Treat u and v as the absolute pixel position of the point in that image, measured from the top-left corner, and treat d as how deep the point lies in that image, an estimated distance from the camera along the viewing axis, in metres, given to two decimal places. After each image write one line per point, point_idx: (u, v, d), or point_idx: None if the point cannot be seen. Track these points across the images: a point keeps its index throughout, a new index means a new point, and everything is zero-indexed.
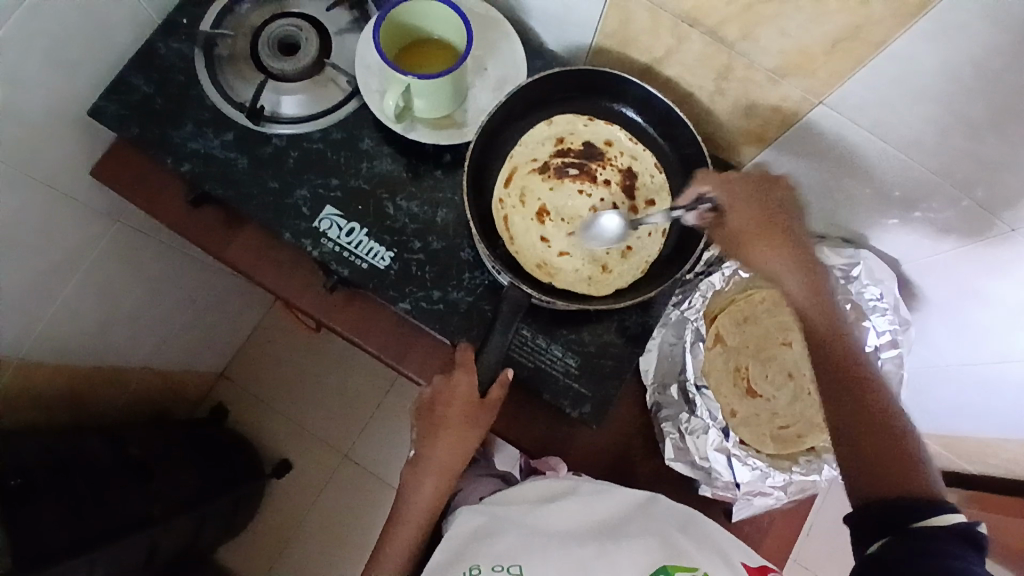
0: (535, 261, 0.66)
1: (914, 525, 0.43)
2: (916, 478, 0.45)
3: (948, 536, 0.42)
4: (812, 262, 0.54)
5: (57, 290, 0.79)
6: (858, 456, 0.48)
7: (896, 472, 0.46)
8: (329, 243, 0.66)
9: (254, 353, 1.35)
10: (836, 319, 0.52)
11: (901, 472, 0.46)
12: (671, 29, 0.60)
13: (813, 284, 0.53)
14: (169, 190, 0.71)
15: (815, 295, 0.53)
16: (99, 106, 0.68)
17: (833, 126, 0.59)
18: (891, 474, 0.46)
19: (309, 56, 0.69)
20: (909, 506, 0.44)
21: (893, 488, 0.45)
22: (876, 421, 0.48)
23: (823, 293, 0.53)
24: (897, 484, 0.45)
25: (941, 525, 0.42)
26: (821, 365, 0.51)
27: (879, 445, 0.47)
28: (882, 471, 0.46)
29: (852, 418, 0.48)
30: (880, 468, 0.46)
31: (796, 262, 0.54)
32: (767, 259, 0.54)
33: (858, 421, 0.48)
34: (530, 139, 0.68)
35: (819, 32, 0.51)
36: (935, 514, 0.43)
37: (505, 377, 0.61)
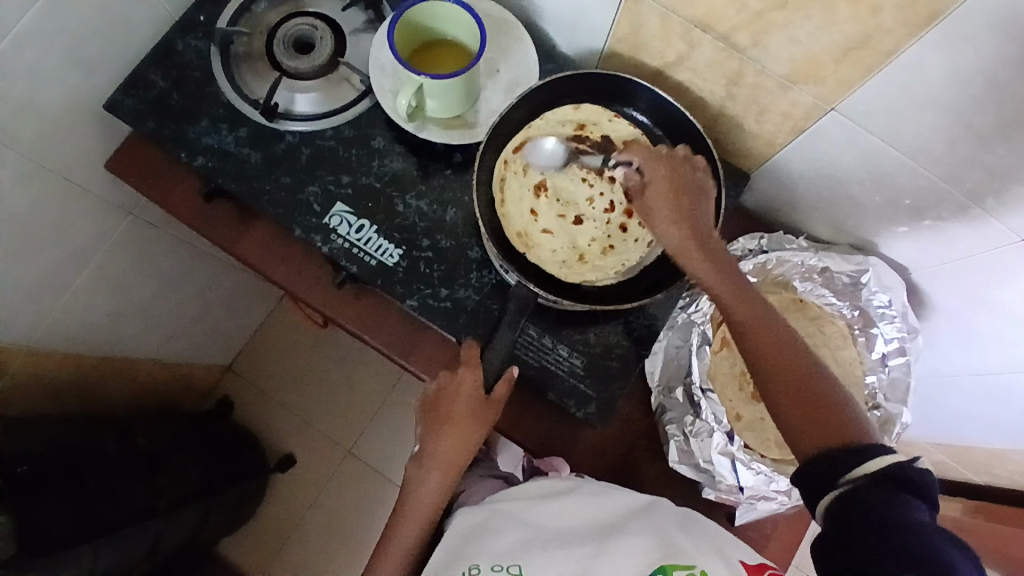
0: (517, 229, 0.66)
1: (852, 477, 0.44)
2: (850, 425, 0.46)
3: (885, 480, 0.42)
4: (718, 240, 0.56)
5: (69, 281, 0.80)
6: (792, 416, 0.48)
7: (829, 423, 0.47)
8: (339, 240, 0.67)
9: (262, 349, 1.36)
10: (744, 286, 0.54)
11: (832, 422, 0.47)
12: (682, 34, 0.60)
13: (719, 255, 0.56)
14: (184, 184, 0.72)
15: (721, 265, 0.55)
16: (117, 101, 0.69)
17: (844, 132, 0.59)
18: (827, 425, 0.47)
19: (324, 54, 0.70)
20: (849, 453, 0.45)
21: (830, 438, 0.46)
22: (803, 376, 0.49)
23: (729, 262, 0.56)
24: (834, 434, 0.46)
25: (877, 468, 0.43)
26: (742, 334, 0.52)
27: (808, 400, 0.48)
28: (818, 426, 0.47)
29: (778, 381, 0.49)
30: (815, 422, 0.47)
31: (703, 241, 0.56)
32: (673, 230, 0.57)
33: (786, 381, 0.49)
34: (552, 117, 0.68)
35: (830, 39, 0.51)
36: (872, 458, 0.43)
37: (511, 375, 0.61)
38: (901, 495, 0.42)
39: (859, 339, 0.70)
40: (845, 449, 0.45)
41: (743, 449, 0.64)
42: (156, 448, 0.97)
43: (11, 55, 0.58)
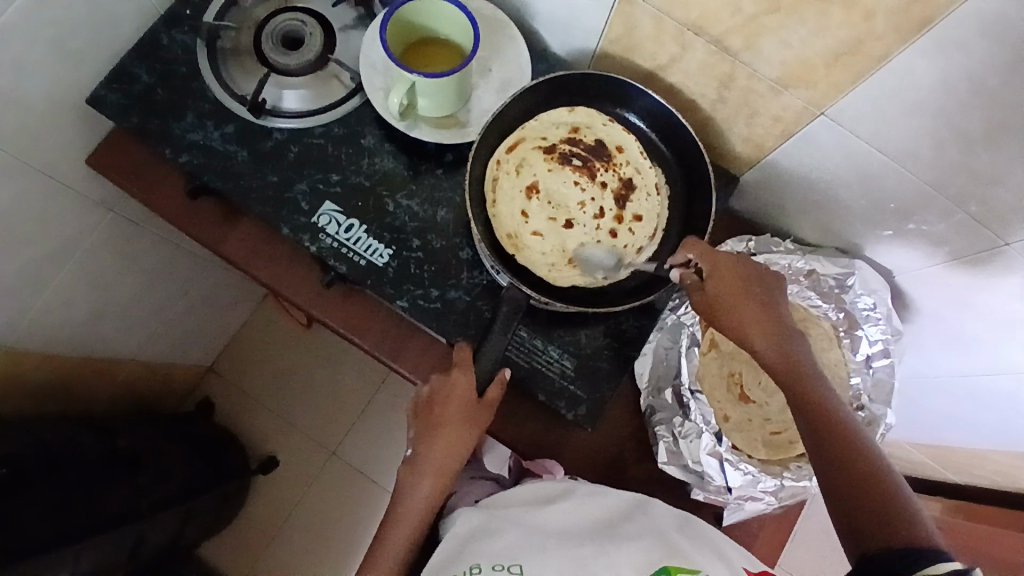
0: (507, 230, 0.65)
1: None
2: (910, 527, 0.44)
3: None
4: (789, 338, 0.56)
5: (49, 278, 0.78)
6: (853, 512, 0.47)
7: (888, 523, 0.45)
8: (327, 239, 0.66)
9: (246, 348, 1.34)
10: (817, 390, 0.53)
11: (890, 524, 0.45)
12: (675, 38, 0.60)
13: (788, 351, 0.55)
14: (168, 181, 0.70)
15: (790, 367, 0.54)
16: (99, 95, 0.67)
17: (833, 136, 0.60)
18: (886, 525, 0.45)
19: (313, 51, 0.69)
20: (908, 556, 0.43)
21: (889, 541, 0.44)
22: (867, 474, 0.48)
23: (802, 363, 0.55)
24: (892, 536, 0.44)
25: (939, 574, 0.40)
26: (817, 444, 0.51)
27: (867, 501, 0.47)
28: (876, 526, 0.45)
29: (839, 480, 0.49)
30: (875, 522, 0.46)
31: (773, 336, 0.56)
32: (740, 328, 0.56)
33: (847, 481, 0.48)
34: (546, 118, 0.68)
35: (823, 45, 0.52)
36: (934, 562, 0.41)
37: (502, 377, 0.60)
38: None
39: (844, 341, 0.70)
40: (903, 553, 0.43)
41: (729, 449, 0.65)
42: (138, 448, 0.95)
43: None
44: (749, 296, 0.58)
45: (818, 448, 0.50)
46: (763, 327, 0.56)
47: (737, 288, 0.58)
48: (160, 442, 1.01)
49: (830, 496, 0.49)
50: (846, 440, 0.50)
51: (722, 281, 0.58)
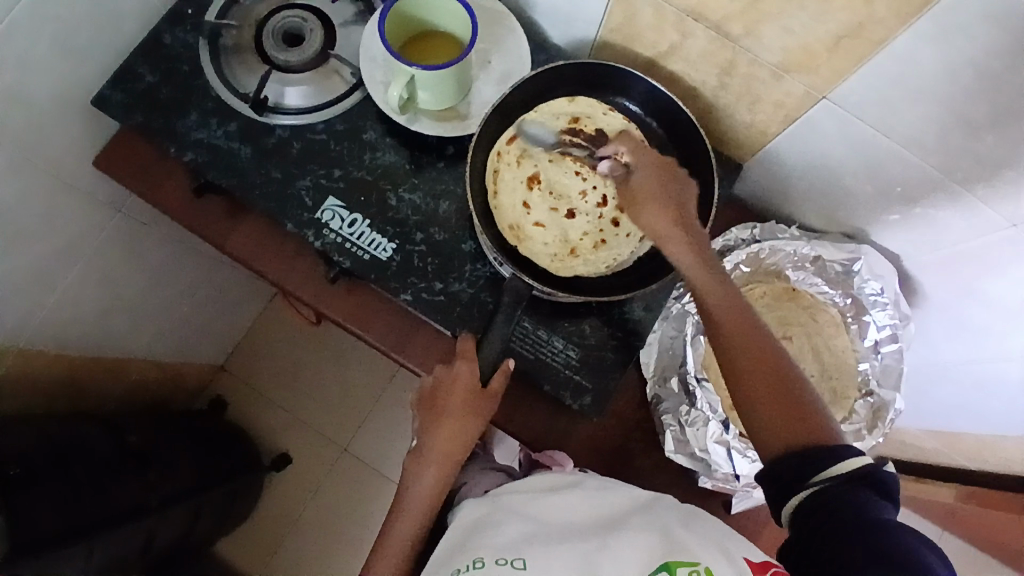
0: (509, 222, 0.65)
1: (822, 478, 0.45)
2: (817, 424, 0.48)
3: (853, 483, 0.44)
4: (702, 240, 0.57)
5: (58, 277, 0.79)
6: (761, 410, 0.49)
7: (796, 420, 0.48)
8: (331, 234, 0.66)
9: (256, 346, 1.35)
10: (726, 289, 0.54)
11: (799, 421, 0.48)
12: (675, 25, 0.60)
13: (702, 256, 0.56)
14: (173, 179, 0.71)
15: (708, 271, 0.55)
16: (104, 95, 0.68)
17: (836, 120, 0.59)
18: (795, 422, 0.48)
19: (314, 47, 0.69)
20: (813, 453, 0.46)
21: (796, 437, 0.47)
22: (775, 372, 0.50)
23: (718, 267, 0.55)
24: (798, 433, 0.47)
25: (848, 469, 0.44)
26: (723, 337, 0.52)
27: (775, 398, 0.49)
28: (785, 423, 0.48)
29: (749, 378, 0.50)
30: (783, 419, 0.48)
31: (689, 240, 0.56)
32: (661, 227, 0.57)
33: (758, 380, 0.50)
34: (546, 108, 0.67)
35: (823, 29, 0.51)
36: (840, 458, 0.45)
37: (506, 367, 0.61)
38: (873, 500, 0.43)
39: (852, 326, 0.71)
40: (812, 449, 0.46)
41: (738, 437, 0.64)
42: (148, 446, 0.97)
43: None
44: (675, 205, 0.57)
45: (731, 351, 0.52)
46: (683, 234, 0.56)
47: (663, 196, 0.58)
48: (169, 440, 1.02)
49: (739, 394, 0.51)
50: (757, 339, 0.51)
51: (650, 189, 0.58)
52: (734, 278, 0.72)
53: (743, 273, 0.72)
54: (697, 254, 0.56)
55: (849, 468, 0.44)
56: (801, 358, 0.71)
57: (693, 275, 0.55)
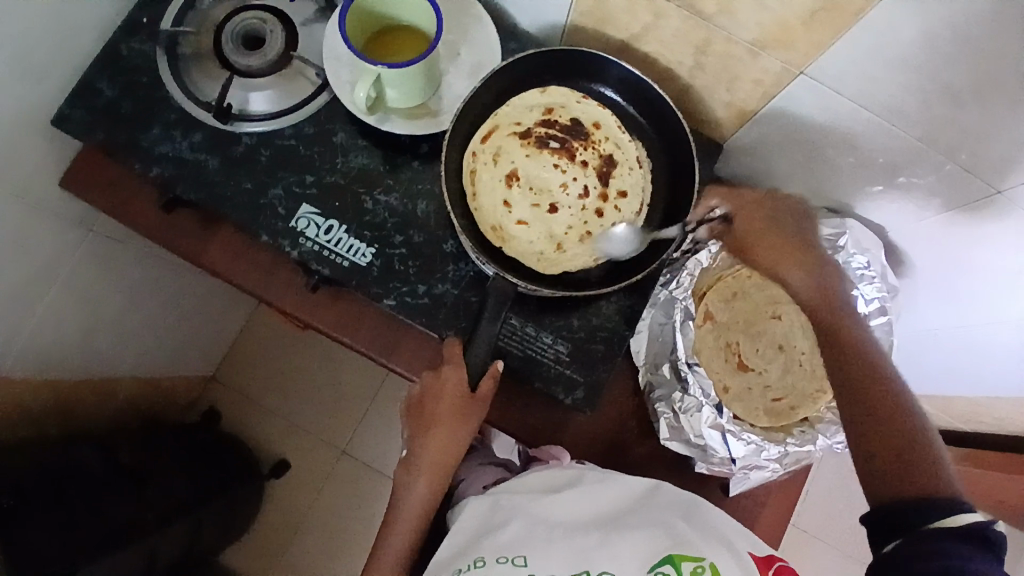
0: (491, 223, 0.64)
1: (931, 526, 0.42)
2: (927, 475, 0.45)
3: (961, 539, 0.41)
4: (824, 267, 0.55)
5: (35, 303, 0.78)
6: (868, 457, 0.48)
7: (905, 469, 0.46)
8: (307, 243, 0.65)
9: (245, 353, 1.34)
10: (848, 319, 0.53)
11: (908, 471, 0.45)
12: (647, 6, 0.58)
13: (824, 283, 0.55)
14: (142, 195, 0.69)
15: (823, 309, 0.54)
16: (63, 113, 0.66)
17: (815, 96, 0.58)
18: (904, 472, 0.46)
19: (276, 49, 0.67)
20: (924, 500, 0.44)
21: (904, 487, 0.45)
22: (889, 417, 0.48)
23: (837, 304, 0.54)
24: (905, 485, 0.45)
25: (953, 525, 0.42)
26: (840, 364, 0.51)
27: (884, 445, 0.47)
28: (892, 472, 0.46)
29: (856, 421, 0.49)
30: (894, 459, 0.46)
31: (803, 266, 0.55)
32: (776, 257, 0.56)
33: (865, 423, 0.48)
34: (518, 101, 0.66)
35: (798, 5, 0.50)
36: (947, 513, 0.42)
37: (495, 370, 0.59)
38: (969, 551, 0.40)
39: None
40: (915, 503, 0.44)
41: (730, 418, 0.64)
42: (142, 465, 0.95)
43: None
44: (785, 237, 0.56)
45: (842, 392, 0.51)
46: (794, 265, 0.55)
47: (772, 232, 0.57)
48: (163, 457, 1.01)
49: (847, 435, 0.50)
50: (876, 382, 0.49)
51: (758, 225, 0.57)
52: (720, 260, 0.69)
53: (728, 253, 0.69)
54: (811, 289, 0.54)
55: (956, 525, 0.42)
56: (790, 336, 0.69)
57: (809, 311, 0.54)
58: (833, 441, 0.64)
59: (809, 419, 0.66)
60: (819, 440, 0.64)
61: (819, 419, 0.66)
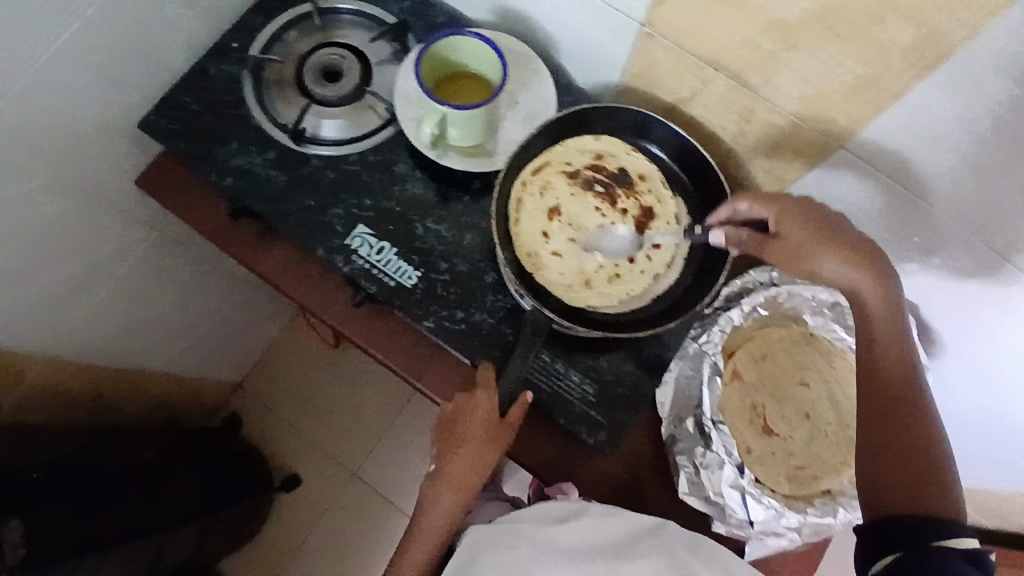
0: (527, 250, 0.65)
1: (927, 544, 0.46)
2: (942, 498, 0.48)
3: (958, 557, 0.45)
4: (880, 269, 0.53)
5: (92, 290, 0.83)
6: (892, 474, 0.49)
7: (921, 489, 0.48)
8: (359, 260, 0.69)
9: (273, 368, 1.37)
10: (892, 331, 0.53)
11: (924, 489, 0.48)
12: (697, 72, 0.63)
13: (880, 291, 0.53)
14: (212, 203, 0.74)
15: (885, 312, 0.52)
16: (151, 120, 0.72)
17: (855, 171, 0.61)
18: (918, 494, 0.48)
19: (351, 84, 0.73)
20: (933, 524, 0.47)
21: (915, 505, 0.48)
22: (914, 440, 0.50)
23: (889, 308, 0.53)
24: (917, 505, 0.48)
25: (954, 545, 0.45)
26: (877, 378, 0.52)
27: (910, 462, 0.49)
28: (914, 490, 0.48)
29: (883, 437, 0.51)
30: (911, 481, 0.49)
31: (857, 270, 0.53)
32: (828, 264, 0.53)
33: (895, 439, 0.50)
34: (572, 143, 0.68)
35: (839, 79, 0.54)
36: (951, 535, 0.46)
37: (524, 399, 0.61)
38: (964, 565, 0.44)
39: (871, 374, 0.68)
40: (925, 524, 0.47)
41: (751, 482, 0.64)
42: (166, 461, 0.99)
43: (48, 71, 0.61)
44: (835, 237, 0.53)
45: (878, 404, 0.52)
46: (854, 268, 0.53)
47: (819, 228, 0.54)
48: (185, 458, 1.03)
49: (870, 449, 0.51)
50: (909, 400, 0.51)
51: (797, 228, 0.54)
52: (752, 321, 0.69)
53: (760, 314, 0.69)
54: (877, 287, 0.52)
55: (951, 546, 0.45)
56: (817, 406, 0.68)
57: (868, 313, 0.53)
58: (855, 517, 0.64)
59: (831, 491, 0.66)
60: (840, 514, 0.64)
61: (841, 492, 0.65)
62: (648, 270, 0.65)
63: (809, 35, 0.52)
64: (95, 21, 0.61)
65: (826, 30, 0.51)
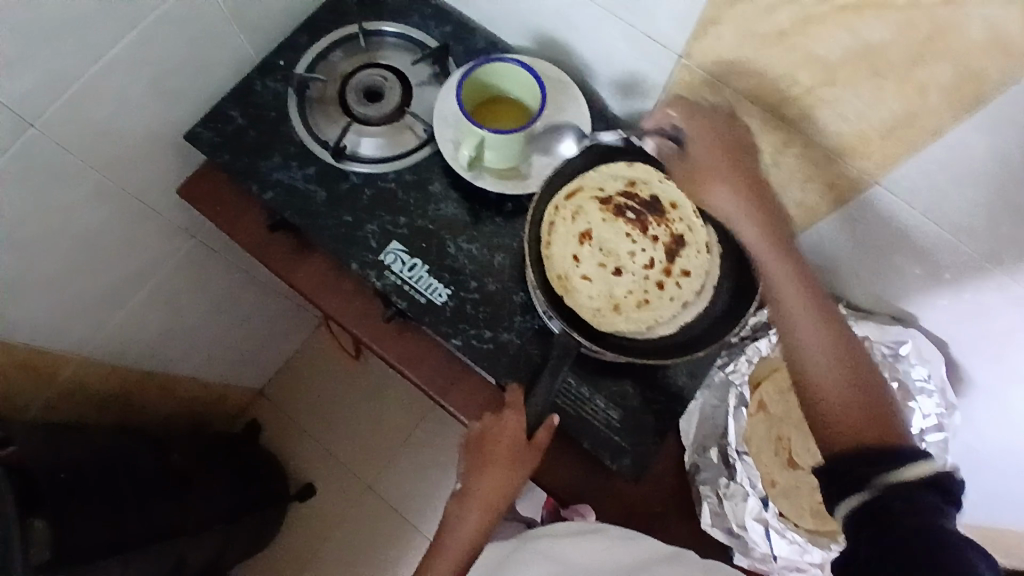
0: (557, 273, 0.65)
1: (887, 481, 0.45)
2: (882, 425, 0.49)
3: (920, 484, 0.44)
4: (767, 209, 0.60)
5: (130, 294, 0.86)
6: (827, 406, 0.52)
7: (856, 418, 0.50)
8: (392, 276, 0.70)
9: (295, 376, 1.39)
10: (793, 267, 0.58)
11: (857, 417, 0.50)
12: (732, 104, 0.64)
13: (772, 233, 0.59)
14: (251, 215, 0.76)
15: (777, 248, 0.59)
16: (197, 132, 0.75)
17: (889, 209, 0.61)
18: (854, 422, 0.50)
19: (392, 104, 0.75)
20: (888, 459, 0.46)
21: (876, 439, 0.48)
22: (862, 386, 0.52)
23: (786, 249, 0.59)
24: (877, 438, 0.48)
25: (913, 474, 0.44)
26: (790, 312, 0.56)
27: (840, 391, 0.52)
28: (850, 419, 0.50)
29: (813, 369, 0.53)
30: (847, 411, 0.51)
31: (751, 211, 0.60)
32: (728, 206, 0.60)
33: (818, 367, 0.53)
34: (605, 169, 0.68)
35: (877, 116, 0.54)
36: (910, 465, 0.45)
37: (551, 422, 0.62)
38: (928, 496, 0.43)
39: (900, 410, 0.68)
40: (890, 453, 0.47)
41: (777, 517, 0.64)
42: (189, 463, 1.00)
43: (101, 82, 0.63)
44: (736, 179, 0.60)
45: (794, 334, 0.55)
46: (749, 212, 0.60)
47: (722, 168, 0.60)
48: (206, 462, 1.05)
49: (809, 386, 0.53)
50: (822, 328, 0.55)
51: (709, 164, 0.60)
52: None
53: None
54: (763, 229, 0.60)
55: (917, 474, 0.44)
56: None
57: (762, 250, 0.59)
58: None
59: None
60: None
61: None
62: (677, 297, 0.65)
63: (849, 72, 0.53)
64: (149, 35, 0.64)
65: (866, 67, 0.52)
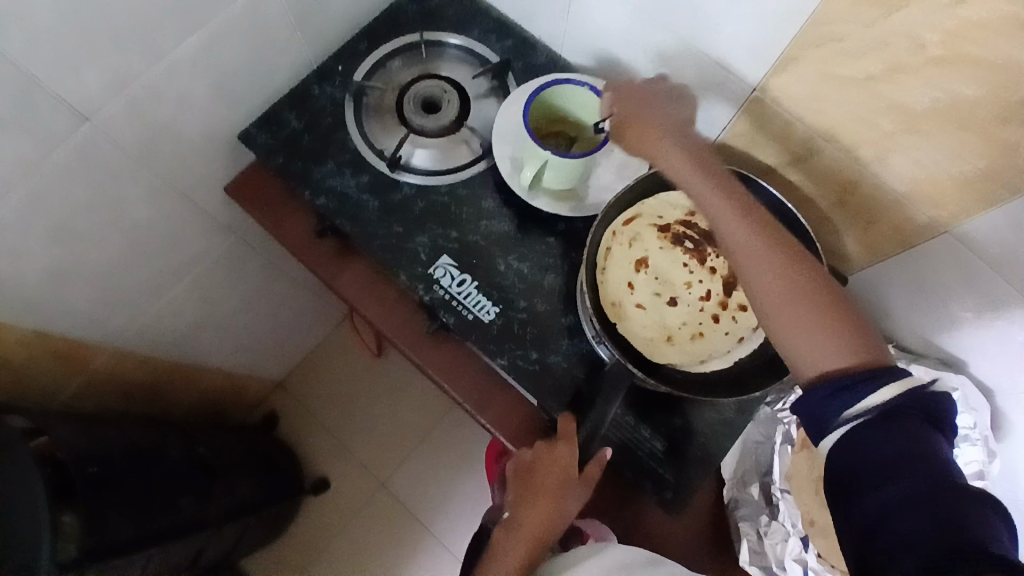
0: (611, 299, 0.65)
1: (859, 411, 0.46)
2: (855, 342, 0.49)
3: (896, 404, 0.45)
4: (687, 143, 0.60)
5: (168, 286, 0.85)
6: (795, 330, 0.51)
7: (828, 337, 0.50)
8: (440, 290, 0.69)
9: (315, 371, 1.39)
10: (728, 193, 0.56)
11: (829, 334, 0.50)
12: (802, 140, 0.63)
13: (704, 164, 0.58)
14: (298, 218, 0.76)
15: (714, 176, 0.57)
16: (251, 134, 0.75)
17: (956, 257, 0.59)
18: (829, 342, 0.49)
19: (449, 117, 0.75)
20: (870, 371, 0.47)
21: (852, 358, 0.48)
22: (825, 304, 0.51)
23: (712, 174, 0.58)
24: (855, 356, 0.48)
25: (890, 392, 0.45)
26: (735, 238, 0.55)
27: (803, 310, 0.51)
28: (823, 340, 0.50)
29: (770, 293, 0.52)
30: (816, 330, 0.50)
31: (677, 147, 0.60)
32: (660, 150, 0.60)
33: (776, 290, 0.52)
34: (665, 197, 0.67)
35: (956, 168, 0.53)
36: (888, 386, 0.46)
37: (602, 456, 0.61)
38: (901, 422, 0.44)
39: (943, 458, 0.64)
40: (867, 375, 0.47)
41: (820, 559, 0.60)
42: (211, 457, 0.99)
43: (164, 80, 0.62)
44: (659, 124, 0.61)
45: (744, 259, 0.54)
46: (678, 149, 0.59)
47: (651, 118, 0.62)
48: (227, 456, 1.04)
49: (770, 312, 0.52)
50: (771, 248, 0.53)
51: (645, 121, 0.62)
52: None
53: None
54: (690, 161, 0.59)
55: (887, 399, 0.45)
56: None
57: (695, 182, 0.58)
58: None
59: None
60: None
61: None
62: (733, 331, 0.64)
63: (933, 122, 0.52)
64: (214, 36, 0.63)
65: (952, 119, 0.51)
